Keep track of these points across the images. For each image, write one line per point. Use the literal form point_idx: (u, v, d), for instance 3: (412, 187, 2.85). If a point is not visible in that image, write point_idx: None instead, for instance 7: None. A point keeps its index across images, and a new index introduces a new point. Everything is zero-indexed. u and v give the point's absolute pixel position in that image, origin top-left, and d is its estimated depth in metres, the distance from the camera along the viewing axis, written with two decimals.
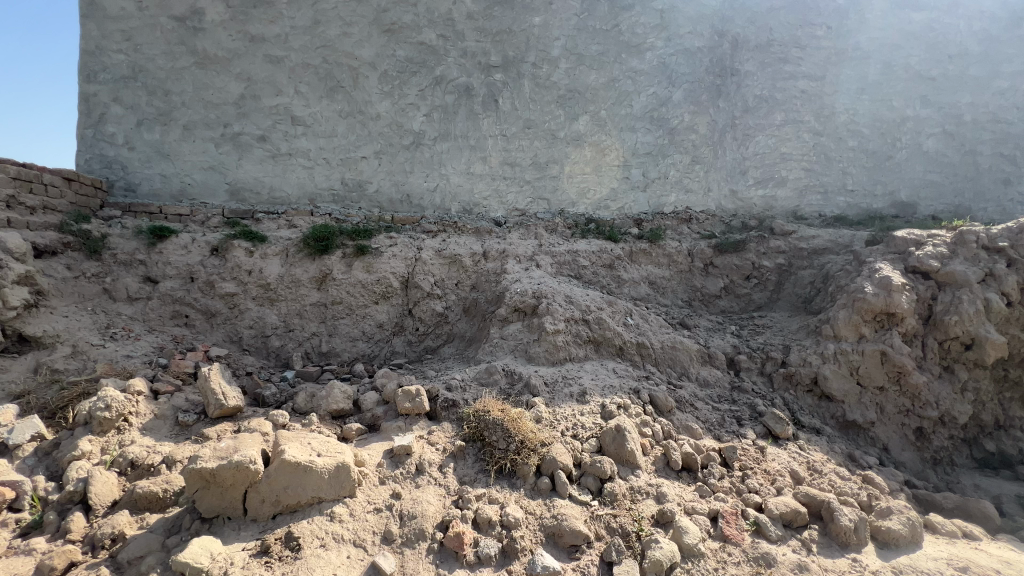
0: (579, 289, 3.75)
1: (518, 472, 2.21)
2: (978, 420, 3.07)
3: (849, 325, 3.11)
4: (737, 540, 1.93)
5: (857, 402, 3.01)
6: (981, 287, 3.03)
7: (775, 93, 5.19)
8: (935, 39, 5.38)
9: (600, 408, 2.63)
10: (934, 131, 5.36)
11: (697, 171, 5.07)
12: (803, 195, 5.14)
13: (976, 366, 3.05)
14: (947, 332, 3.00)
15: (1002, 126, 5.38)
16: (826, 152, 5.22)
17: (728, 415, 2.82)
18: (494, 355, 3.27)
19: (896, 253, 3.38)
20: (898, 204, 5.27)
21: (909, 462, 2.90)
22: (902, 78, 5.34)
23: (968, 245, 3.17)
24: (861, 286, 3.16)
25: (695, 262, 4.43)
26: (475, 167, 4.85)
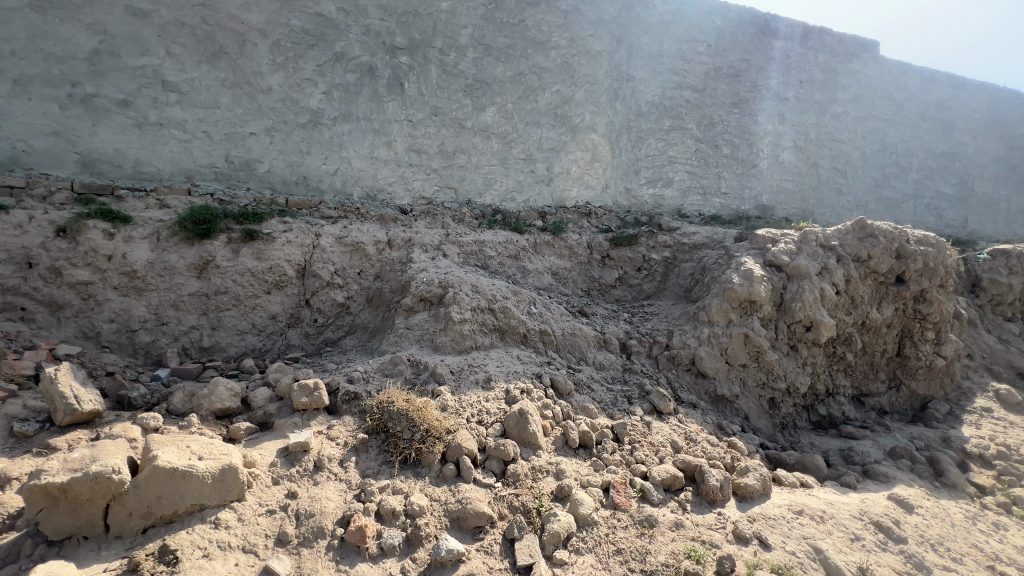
0: (485, 279, 3.81)
1: (423, 461, 2.22)
2: (815, 389, 3.68)
3: (720, 311, 3.53)
4: (626, 506, 2.12)
5: (726, 378, 3.45)
6: (819, 279, 3.62)
7: (664, 101, 5.68)
8: (790, 65, 6.24)
9: (504, 394, 2.71)
10: (789, 145, 6.24)
11: (596, 168, 5.38)
12: (686, 195, 5.70)
13: (813, 345, 3.64)
14: (794, 316, 3.55)
15: (836, 144, 6.44)
16: (705, 157, 5.83)
17: (620, 394, 3.07)
18: (399, 345, 3.23)
19: (757, 248, 3.90)
20: (761, 206, 6.06)
21: (763, 427, 3.40)
22: (765, 97, 6.12)
23: (810, 244, 3.76)
24: (730, 277, 3.61)
25: (594, 254, 4.73)
26: (379, 151, 4.67)
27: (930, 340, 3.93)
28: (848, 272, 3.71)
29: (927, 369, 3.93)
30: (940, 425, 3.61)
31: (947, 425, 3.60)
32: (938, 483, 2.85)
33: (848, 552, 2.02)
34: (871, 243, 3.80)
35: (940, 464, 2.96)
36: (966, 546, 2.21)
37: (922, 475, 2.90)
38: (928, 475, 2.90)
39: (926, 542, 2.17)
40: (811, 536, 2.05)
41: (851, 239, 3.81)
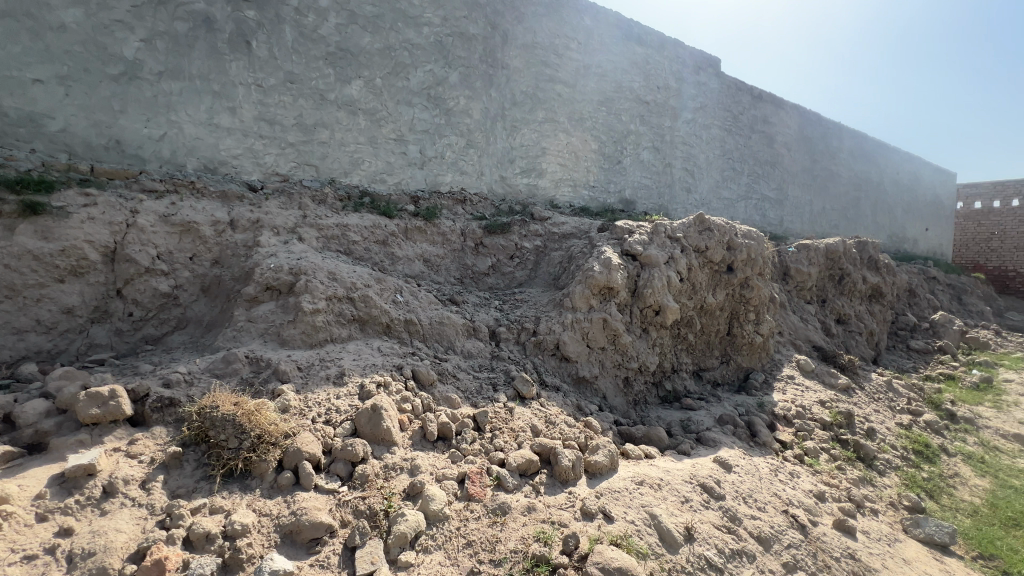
0: (346, 265, 3.52)
1: (253, 472, 1.95)
2: (663, 367, 4.06)
3: (583, 298, 3.70)
4: (480, 496, 2.08)
5: (586, 361, 3.64)
6: (666, 267, 3.99)
7: (537, 93, 5.79)
8: (649, 71, 6.78)
9: (358, 389, 2.51)
10: (648, 145, 6.80)
11: (471, 154, 5.30)
12: (558, 186, 5.92)
13: (661, 327, 4.01)
14: (645, 301, 3.86)
15: (686, 147, 7.20)
16: (576, 151, 6.09)
17: (485, 382, 3.05)
18: (238, 341, 2.83)
19: (616, 239, 4.18)
20: (624, 201, 6.54)
21: (618, 405, 3.66)
22: (628, 98, 6.58)
23: (660, 235, 4.14)
24: (592, 265, 3.80)
25: (467, 241, 4.67)
26: (219, 117, 4.03)
27: (751, 320, 4.58)
28: (690, 262, 4.15)
29: (749, 345, 4.57)
30: (757, 392, 4.22)
31: (762, 392, 4.23)
32: (753, 444, 3.31)
33: (679, 514, 2.22)
34: (708, 236, 4.31)
35: (755, 427, 3.45)
36: (769, 495, 2.58)
37: (741, 437, 3.35)
38: (746, 437, 3.36)
39: (739, 497, 2.48)
40: (648, 504, 2.22)
41: (692, 232, 4.27)
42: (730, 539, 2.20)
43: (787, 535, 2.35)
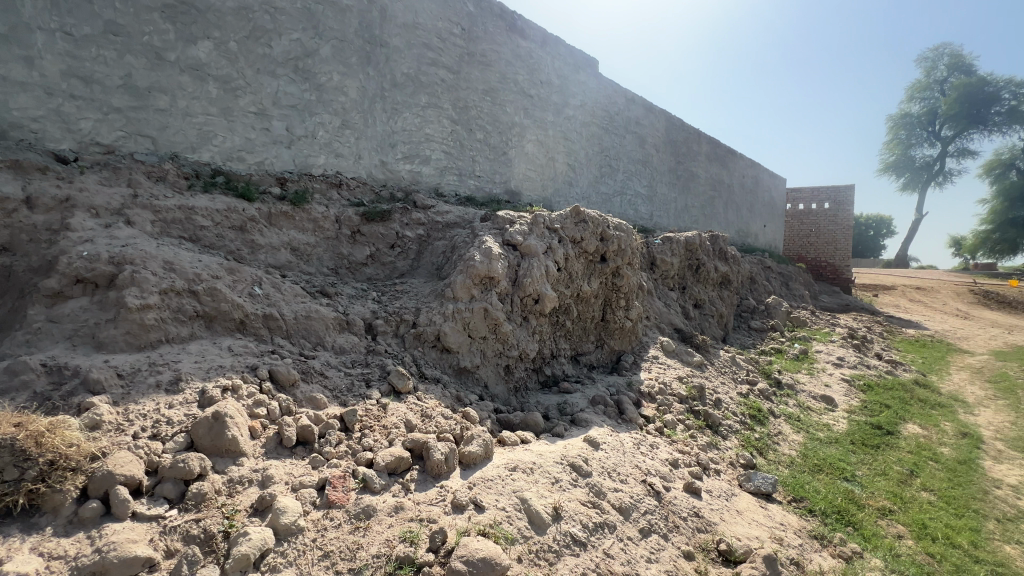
0: (189, 253, 3.05)
1: (45, 507, 1.60)
2: (542, 354, 4.20)
3: (464, 288, 3.67)
4: (341, 502, 1.94)
5: (467, 351, 3.62)
6: (544, 257, 4.14)
7: (420, 76, 5.57)
8: (533, 65, 6.92)
9: (198, 395, 2.18)
10: (532, 138, 6.96)
11: (347, 135, 4.94)
12: (443, 174, 5.79)
13: (541, 315, 4.13)
14: (526, 290, 3.95)
15: (568, 143, 7.51)
16: (460, 139, 6.01)
17: (358, 378, 2.87)
18: (35, 347, 2.32)
19: (497, 229, 4.23)
20: (509, 191, 6.63)
21: (499, 393, 3.72)
22: (513, 90, 6.65)
23: (539, 225, 4.29)
24: (473, 254, 3.78)
25: (342, 229, 4.36)
26: (8, 68, 3.25)
27: (622, 307, 4.95)
28: (567, 252, 4.35)
29: (621, 330, 4.93)
30: (627, 372, 4.57)
31: (632, 372, 4.58)
32: (620, 421, 3.57)
33: (548, 495, 2.29)
34: (583, 227, 4.57)
35: (622, 405, 3.72)
36: (631, 467, 2.80)
37: (610, 416, 3.60)
38: (614, 414, 3.61)
39: (604, 472, 2.64)
40: (519, 489, 2.26)
41: (569, 224, 4.49)
42: (594, 513, 2.33)
43: (644, 502, 2.56)
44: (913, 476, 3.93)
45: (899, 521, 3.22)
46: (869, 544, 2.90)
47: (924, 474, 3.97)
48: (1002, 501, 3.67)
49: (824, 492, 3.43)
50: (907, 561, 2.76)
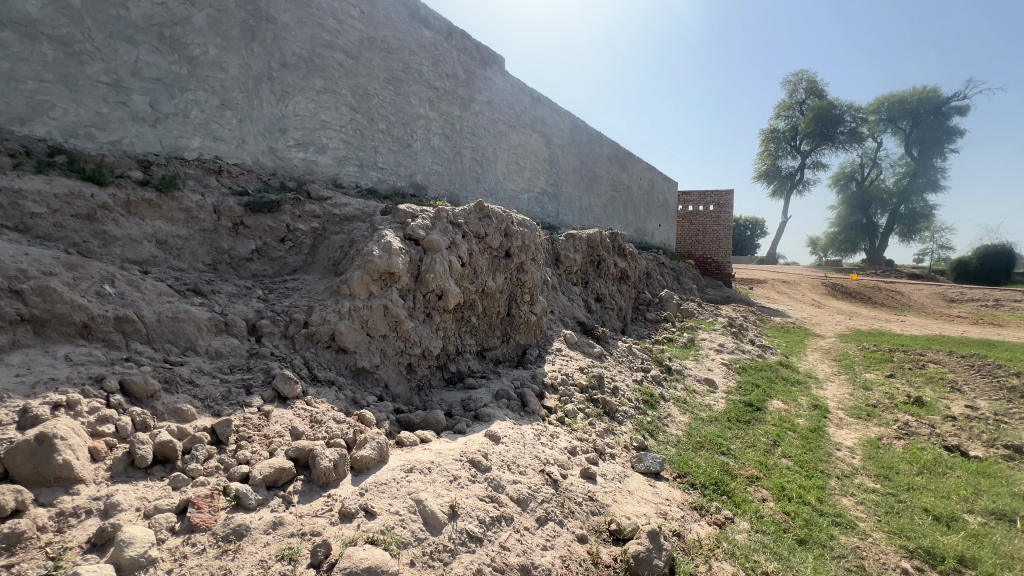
0: (13, 245, 2.55)
1: None
2: (447, 350, 4.14)
3: (361, 284, 3.48)
4: (208, 524, 1.73)
5: (366, 350, 3.45)
6: (447, 252, 4.08)
7: (313, 57, 5.19)
8: (438, 57, 6.78)
9: (18, 415, 1.80)
10: (438, 132, 6.83)
11: (227, 117, 4.45)
12: (342, 164, 5.46)
13: (445, 311, 4.06)
14: (428, 286, 3.86)
15: (475, 138, 7.48)
16: (361, 129, 5.71)
17: (236, 385, 2.59)
18: None
19: (398, 223, 4.10)
20: (415, 185, 6.45)
21: (401, 392, 3.60)
22: (417, 81, 6.46)
23: (442, 220, 4.24)
24: (371, 249, 3.60)
25: (221, 220, 3.93)
26: None
27: (527, 302, 5.04)
28: (471, 247, 4.34)
29: (526, 324, 5.01)
30: (532, 366, 4.66)
31: (536, 365, 4.68)
32: (523, 413, 3.64)
33: (445, 493, 2.25)
34: (487, 223, 4.61)
35: (526, 397, 3.79)
36: (530, 458, 2.85)
37: (514, 409, 3.64)
38: (517, 407, 3.67)
39: (504, 465, 2.66)
40: (415, 490, 2.19)
41: (472, 219, 4.49)
42: (491, 507, 2.32)
43: (541, 491, 2.62)
44: (775, 445, 4.47)
45: (763, 485, 3.64)
46: (739, 509, 3.23)
47: (784, 443, 4.55)
48: (840, 461, 4.31)
49: (704, 467, 3.77)
50: (769, 521, 3.13)
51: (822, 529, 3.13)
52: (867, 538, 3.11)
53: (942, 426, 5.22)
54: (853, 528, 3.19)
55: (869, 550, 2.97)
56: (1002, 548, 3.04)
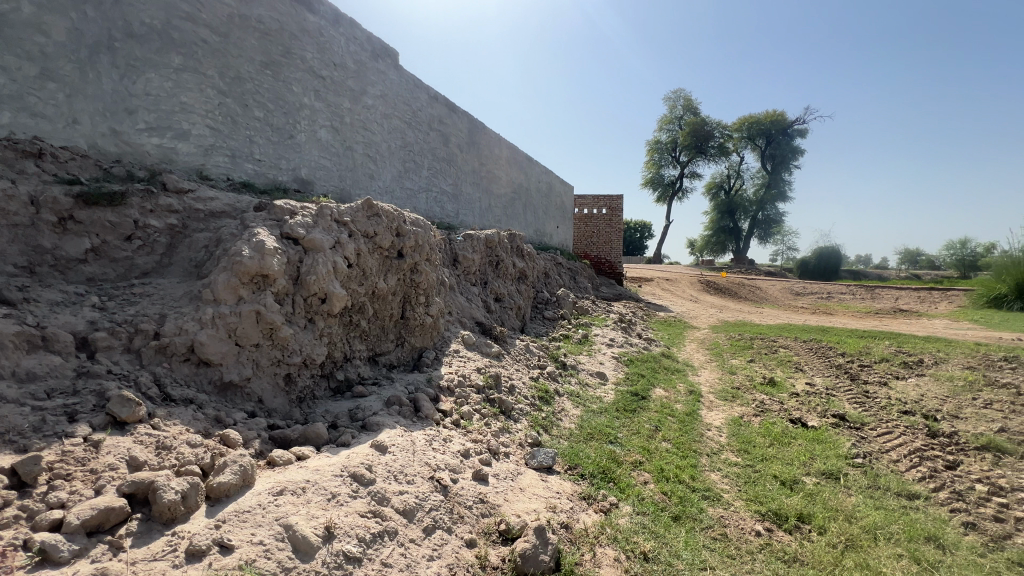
0: None
1: None
2: (332, 357, 3.86)
3: (228, 288, 3.09)
4: None
5: (234, 362, 3.08)
6: (331, 252, 3.81)
7: (169, 30, 4.54)
8: (323, 44, 6.33)
9: None
10: (325, 124, 6.39)
11: (49, 89, 3.75)
12: (209, 154, 4.86)
13: (329, 315, 3.78)
14: (309, 289, 3.56)
15: (367, 133, 7.13)
16: (232, 115, 5.13)
17: (55, 412, 2.14)
18: None
19: (274, 220, 3.75)
20: (299, 180, 5.96)
21: (278, 406, 3.29)
22: (300, 67, 5.97)
23: (325, 217, 3.95)
24: (240, 249, 3.21)
25: (42, 214, 3.27)
26: None
27: (422, 303, 4.90)
28: (358, 247, 4.11)
29: (421, 326, 4.87)
30: (428, 369, 4.53)
31: (432, 368, 4.57)
32: (415, 419, 3.51)
33: (321, 513, 2.08)
34: (376, 222, 4.40)
35: (419, 402, 3.67)
36: (419, 466, 2.75)
37: (405, 415, 3.50)
38: (410, 413, 3.53)
39: (390, 476, 2.54)
40: (285, 515, 1.99)
41: (360, 217, 4.26)
42: (374, 522, 2.19)
43: (430, 499, 2.54)
44: (656, 430, 4.86)
45: (645, 469, 3.92)
46: (623, 494, 3.44)
47: (664, 428, 4.95)
48: (710, 440, 4.80)
49: (593, 457, 3.96)
50: (649, 502, 3.36)
51: (693, 504, 3.44)
52: (729, 507, 3.48)
53: (788, 402, 6.06)
54: (718, 500, 3.55)
55: (730, 518, 3.33)
56: (829, 502, 3.58)
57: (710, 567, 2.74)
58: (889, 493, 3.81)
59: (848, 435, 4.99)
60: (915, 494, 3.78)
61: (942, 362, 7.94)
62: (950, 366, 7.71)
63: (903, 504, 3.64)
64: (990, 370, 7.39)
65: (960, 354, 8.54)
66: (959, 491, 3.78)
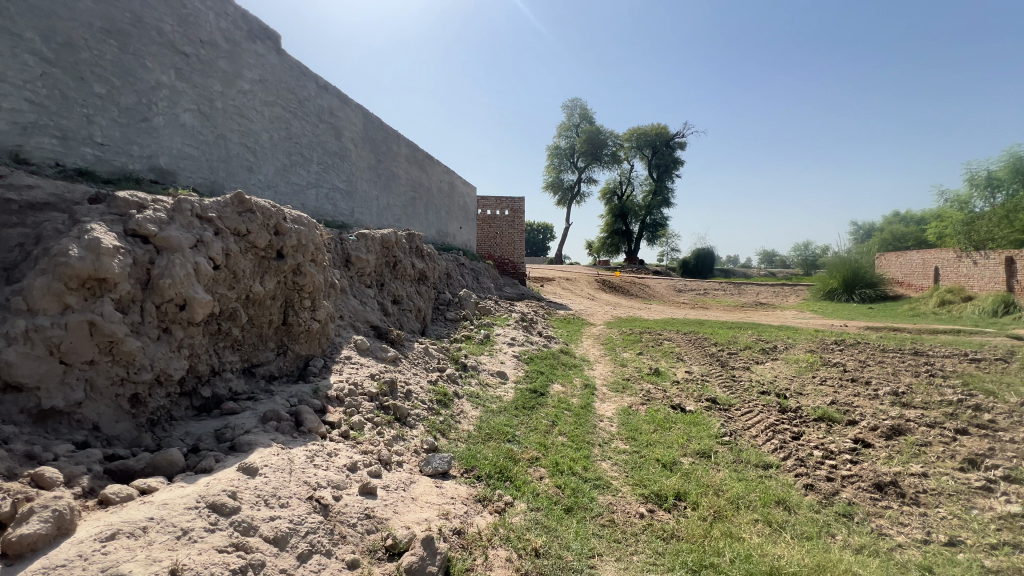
0: None
1: None
2: (195, 372, 3.39)
3: (48, 295, 2.56)
4: None
5: (58, 384, 2.56)
6: (192, 252, 3.35)
7: None
8: (186, 16, 5.56)
9: None
10: (190, 107, 5.63)
11: None
12: (28, 133, 4.05)
13: (190, 324, 3.31)
14: (163, 295, 3.08)
15: (244, 121, 6.45)
16: (62, 89, 4.30)
17: None
18: None
19: (116, 214, 3.20)
20: (157, 169, 5.19)
21: (121, 433, 2.80)
22: (155, 40, 5.19)
23: (184, 213, 3.48)
24: (66, 248, 2.68)
25: None
26: None
27: (307, 307, 4.52)
28: (227, 246, 3.67)
29: (307, 333, 4.48)
30: (314, 378, 4.19)
31: (320, 377, 4.23)
32: (297, 434, 3.21)
33: (165, 556, 1.79)
34: (249, 218, 3.97)
35: (301, 416, 3.36)
36: (295, 487, 2.51)
37: (284, 432, 3.18)
38: (290, 429, 3.22)
39: (259, 502, 2.28)
40: (115, 563, 1.67)
41: (229, 213, 3.81)
42: (235, 557, 1.95)
43: (306, 522, 2.33)
44: (553, 425, 5.00)
45: (541, 464, 4.01)
46: (519, 492, 3.47)
47: (560, 422, 5.12)
48: (602, 430, 5.06)
49: (490, 457, 3.95)
50: (543, 497, 3.43)
51: (585, 494, 3.58)
52: (617, 493, 3.68)
53: (670, 390, 6.63)
54: (607, 488, 3.74)
55: (617, 504, 3.51)
56: (701, 479, 3.95)
57: (597, 555, 2.85)
58: (749, 465, 4.31)
59: (718, 416, 5.57)
60: (770, 464, 4.32)
61: (790, 347, 9.27)
62: (796, 350, 9.02)
63: (760, 473, 4.14)
64: (825, 352, 8.77)
65: (803, 340, 10.03)
66: (802, 458, 4.39)
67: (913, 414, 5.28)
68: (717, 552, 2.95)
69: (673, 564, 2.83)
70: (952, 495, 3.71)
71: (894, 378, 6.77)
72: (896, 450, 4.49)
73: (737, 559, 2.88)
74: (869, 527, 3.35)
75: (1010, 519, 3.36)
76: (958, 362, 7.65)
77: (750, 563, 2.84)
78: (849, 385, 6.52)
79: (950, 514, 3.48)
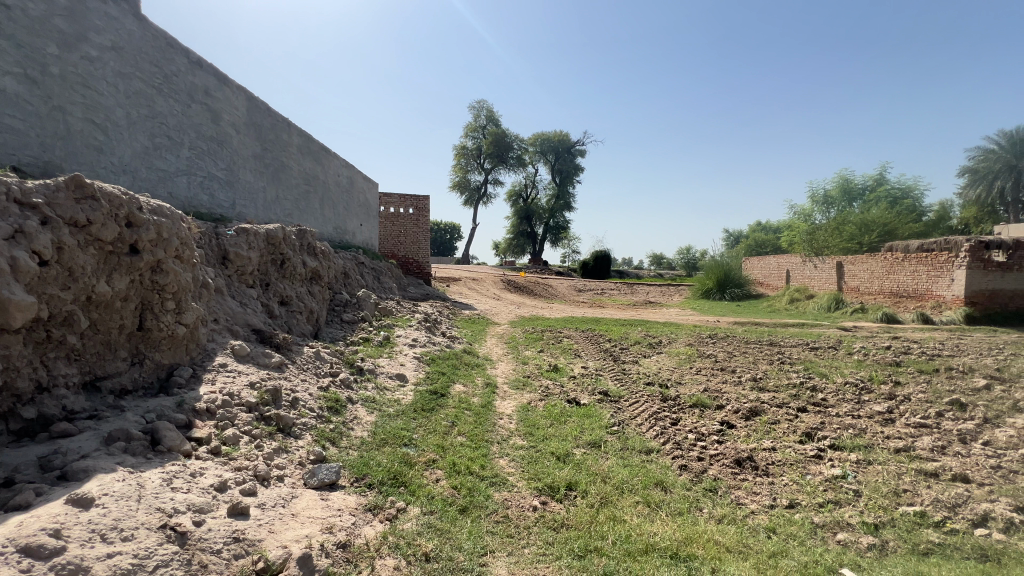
0: None
1: None
2: (12, 389, 2.82)
3: None
4: None
5: None
6: (8, 245, 2.78)
7: None
8: None
9: None
10: (12, 71, 4.70)
11: None
12: None
13: (5, 332, 2.74)
14: None
15: (92, 93, 5.51)
16: None
17: None
18: None
19: None
20: None
21: None
22: None
23: None
24: None
25: None
26: None
27: (170, 309, 3.96)
28: (58, 238, 3.10)
29: (170, 339, 3.93)
30: (179, 391, 3.68)
31: (186, 389, 3.73)
32: (151, 455, 2.80)
33: None
34: (90, 207, 3.40)
35: (158, 434, 2.93)
36: (143, 515, 2.19)
37: (135, 454, 2.76)
38: (142, 450, 2.79)
39: (92, 537, 1.96)
40: None
41: (61, 199, 3.24)
42: None
43: (157, 554, 2.04)
44: (452, 426, 4.96)
45: (438, 466, 3.95)
46: (413, 496, 3.38)
47: (460, 422, 5.10)
48: (501, 428, 5.13)
49: (384, 463, 3.80)
50: (438, 499, 3.38)
51: (480, 492, 3.59)
52: (513, 489, 3.75)
53: (567, 385, 6.94)
54: (504, 484, 3.80)
55: (512, 499, 3.57)
56: (591, 468, 4.18)
57: (489, 552, 2.88)
58: (634, 451, 4.65)
59: (609, 407, 5.95)
60: (651, 449, 4.70)
61: (673, 342, 10.20)
62: (678, 344, 9.96)
63: (643, 458, 4.49)
64: (701, 345, 9.79)
65: (683, 335, 11.13)
66: (679, 441, 4.84)
67: (766, 397, 6.09)
68: (602, 536, 3.14)
69: (561, 552, 2.94)
70: (793, 464, 4.33)
71: (754, 366, 7.76)
72: (753, 429, 5.14)
73: (618, 540, 3.08)
74: (729, 498, 3.79)
75: (834, 480, 4.01)
76: (802, 351, 9.00)
77: (629, 542, 3.06)
78: (719, 374, 7.34)
79: (790, 480, 4.07)
